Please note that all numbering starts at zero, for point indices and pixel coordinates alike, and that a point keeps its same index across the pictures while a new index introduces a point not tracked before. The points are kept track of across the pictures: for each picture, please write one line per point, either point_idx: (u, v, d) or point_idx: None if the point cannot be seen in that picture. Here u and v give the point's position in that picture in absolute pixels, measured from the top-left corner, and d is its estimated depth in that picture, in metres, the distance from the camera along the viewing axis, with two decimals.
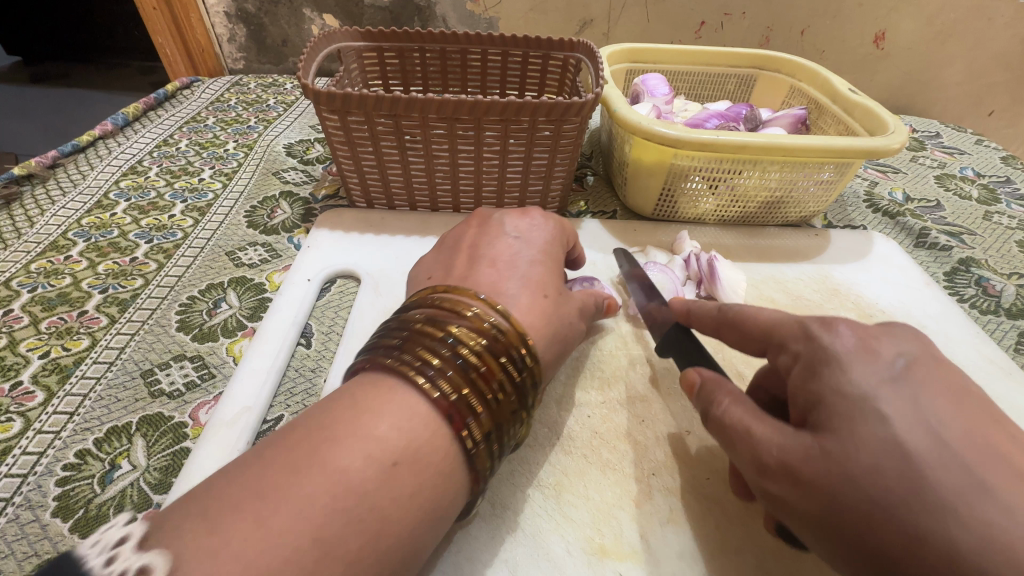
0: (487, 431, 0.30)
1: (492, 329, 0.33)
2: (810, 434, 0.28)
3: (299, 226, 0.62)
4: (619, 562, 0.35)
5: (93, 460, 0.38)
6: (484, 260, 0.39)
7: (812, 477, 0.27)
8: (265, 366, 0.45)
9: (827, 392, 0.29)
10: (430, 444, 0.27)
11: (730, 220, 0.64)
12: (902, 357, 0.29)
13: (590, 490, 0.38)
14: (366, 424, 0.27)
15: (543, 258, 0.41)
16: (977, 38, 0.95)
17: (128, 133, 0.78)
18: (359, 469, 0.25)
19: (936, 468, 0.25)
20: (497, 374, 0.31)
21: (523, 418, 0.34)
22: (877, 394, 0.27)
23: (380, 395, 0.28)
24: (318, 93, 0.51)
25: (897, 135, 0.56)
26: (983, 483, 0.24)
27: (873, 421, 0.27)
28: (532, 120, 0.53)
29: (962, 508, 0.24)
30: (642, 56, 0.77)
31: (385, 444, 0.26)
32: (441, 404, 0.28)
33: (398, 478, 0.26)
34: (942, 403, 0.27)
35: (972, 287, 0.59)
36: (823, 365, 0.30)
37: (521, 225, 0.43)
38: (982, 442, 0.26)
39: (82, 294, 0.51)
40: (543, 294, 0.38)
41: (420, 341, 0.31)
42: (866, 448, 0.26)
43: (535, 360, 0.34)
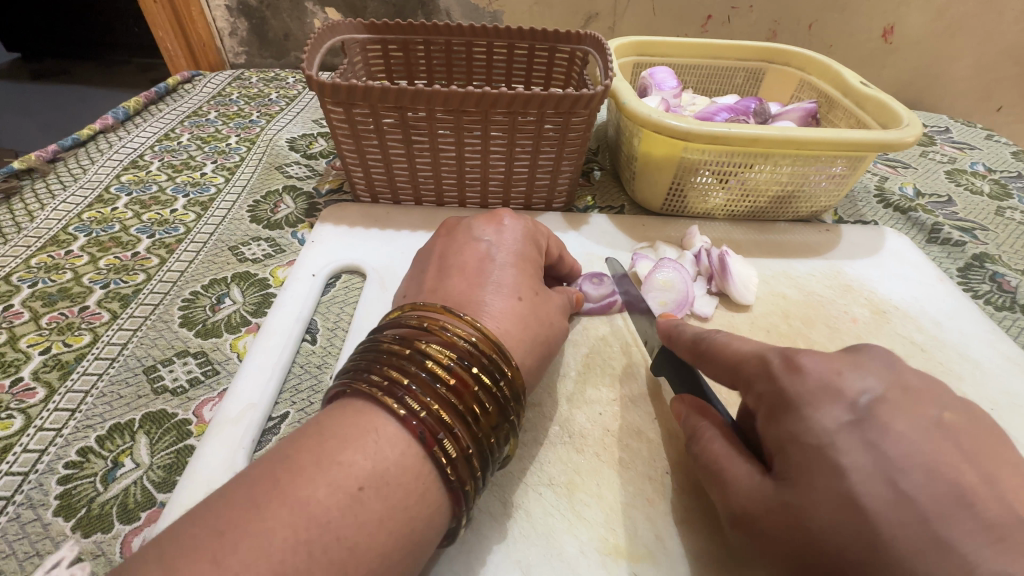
0: (464, 446, 0.29)
1: (464, 343, 0.32)
2: (774, 484, 0.29)
3: (302, 221, 0.61)
4: (634, 563, 0.34)
5: (95, 458, 0.37)
6: (454, 267, 0.39)
7: (774, 528, 0.28)
8: (271, 362, 0.44)
9: (788, 439, 0.29)
10: (399, 466, 0.27)
11: (740, 215, 0.63)
12: (866, 396, 0.29)
13: (603, 489, 0.37)
14: (332, 451, 0.26)
15: (519, 261, 0.40)
16: (988, 32, 0.94)
17: (128, 127, 0.77)
18: (321, 498, 0.24)
19: (894, 526, 0.25)
20: (471, 387, 0.30)
21: (509, 431, 0.32)
22: (835, 442, 0.28)
23: (349, 420, 0.28)
24: (323, 85, 0.50)
25: (912, 128, 0.55)
26: (943, 539, 0.24)
27: (830, 473, 0.27)
28: (540, 113, 0.52)
29: (919, 568, 0.24)
30: (650, 49, 0.76)
31: (350, 469, 0.26)
32: (409, 424, 0.28)
33: (363, 503, 0.25)
34: (904, 446, 0.27)
35: (986, 283, 0.58)
36: (785, 409, 0.30)
37: (489, 230, 0.42)
38: (950, 491, 0.25)
39: (83, 289, 0.51)
40: (518, 298, 0.37)
41: (388, 361, 0.30)
42: (824, 503, 0.27)
43: (513, 368, 0.33)
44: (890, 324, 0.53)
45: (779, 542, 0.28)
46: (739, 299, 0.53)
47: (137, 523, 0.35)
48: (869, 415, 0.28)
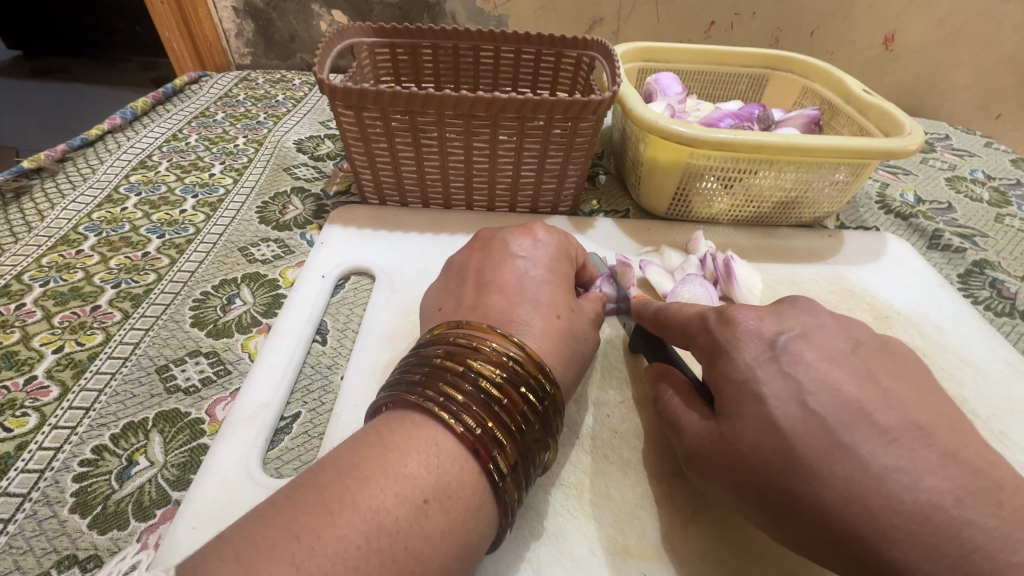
0: (513, 462, 0.30)
1: (511, 362, 0.32)
2: (715, 421, 0.33)
3: (311, 222, 0.62)
4: (643, 563, 0.35)
5: (110, 456, 0.38)
6: (491, 285, 0.39)
7: (716, 458, 0.32)
8: (283, 364, 0.44)
9: (720, 379, 0.33)
10: (458, 480, 0.27)
11: (743, 220, 0.64)
12: (784, 334, 0.33)
13: (612, 489, 0.38)
14: (395, 462, 0.27)
15: (552, 277, 0.41)
16: (987, 41, 0.95)
17: (136, 127, 0.78)
18: (390, 508, 0.25)
19: (806, 438, 0.29)
20: (519, 405, 0.31)
21: (551, 446, 0.33)
22: (757, 376, 0.32)
23: (406, 432, 0.28)
24: (335, 89, 0.51)
25: (914, 136, 0.56)
26: (845, 443, 0.28)
27: (752, 401, 0.31)
28: (549, 118, 0.53)
29: (827, 470, 0.28)
30: (655, 55, 0.77)
31: (415, 482, 0.26)
32: (465, 439, 0.28)
33: (429, 515, 0.26)
34: (816, 372, 0.31)
35: (986, 289, 0.59)
36: (720, 357, 0.34)
37: (524, 245, 0.43)
38: (850, 406, 0.29)
39: (95, 289, 0.51)
40: (556, 315, 0.38)
41: (442, 376, 0.31)
42: (750, 428, 0.31)
43: (555, 386, 0.34)
44: (892, 329, 0.53)
45: (720, 468, 0.32)
46: (744, 302, 0.53)
47: (151, 520, 0.35)
48: (784, 350, 0.32)
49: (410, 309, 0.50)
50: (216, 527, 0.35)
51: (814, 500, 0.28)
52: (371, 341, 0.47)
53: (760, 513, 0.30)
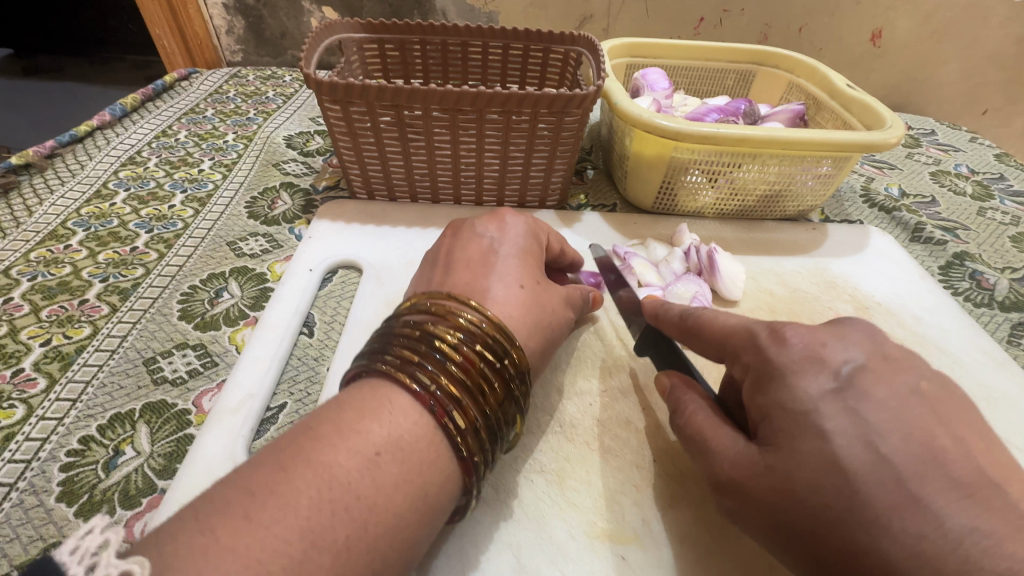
0: (472, 419, 0.30)
1: (467, 324, 0.33)
2: (760, 451, 0.31)
3: (299, 217, 0.62)
4: (621, 546, 0.35)
5: (97, 446, 0.38)
6: (460, 262, 0.40)
7: (760, 492, 0.30)
8: (269, 353, 0.45)
9: (771, 406, 0.31)
10: (413, 436, 0.28)
11: (728, 213, 0.65)
12: (848, 364, 0.31)
13: (592, 475, 0.39)
14: (350, 421, 0.28)
15: (520, 254, 0.41)
16: (972, 38, 0.96)
17: (126, 123, 0.78)
18: (342, 462, 0.26)
19: (872, 486, 0.27)
20: (477, 364, 0.32)
21: (517, 406, 0.34)
22: (819, 409, 0.29)
23: (367, 395, 0.29)
24: (320, 83, 0.51)
25: (894, 130, 0.56)
26: (916, 496, 0.26)
27: (812, 437, 0.29)
28: (534, 113, 0.53)
29: (896, 525, 0.26)
30: (643, 51, 0.78)
31: (369, 437, 0.27)
32: (421, 397, 0.29)
33: (381, 466, 0.27)
34: (885, 413, 0.29)
35: (966, 280, 0.60)
36: (773, 382, 0.32)
37: (490, 227, 0.43)
38: (924, 452, 0.27)
39: (83, 283, 0.51)
40: (521, 286, 0.39)
41: (401, 342, 0.32)
42: (807, 466, 0.29)
43: (517, 348, 0.34)
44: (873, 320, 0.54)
45: (768, 505, 0.30)
46: (727, 294, 0.54)
47: (138, 508, 0.36)
48: (851, 382, 0.30)
49: (396, 302, 0.51)
50: None
51: (879, 555, 0.26)
52: (357, 332, 0.48)
53: (807, 558, 0.29)
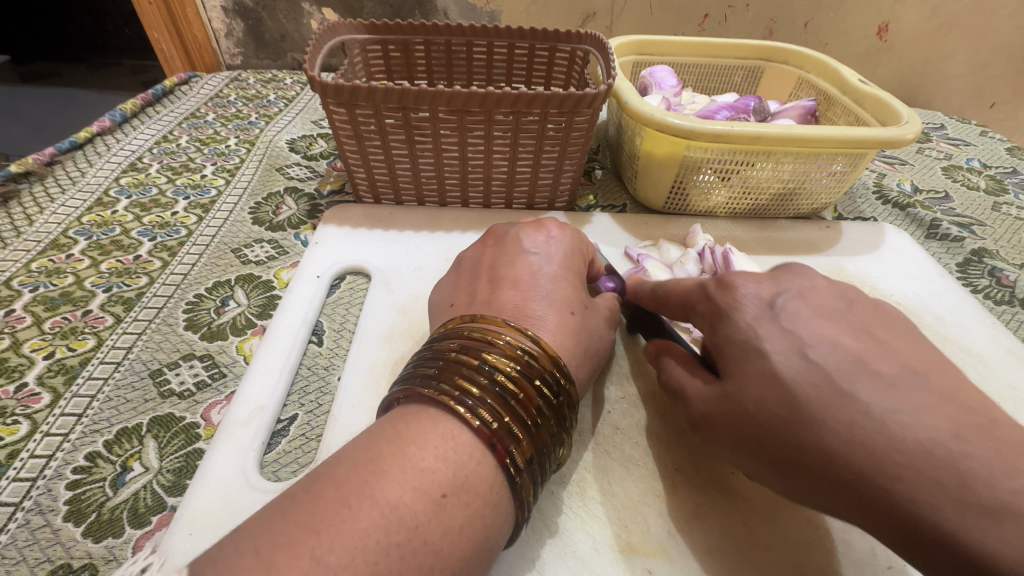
0: (529, 457, 0.30)
1: (524, 355, 0.32)
2: (719, 383, 0.34)
3: (305, 222, 0.61)
4: (647, 559, 0.34)
5: (103, 463, 0.37)
6: (506, 280, 0.39)
7: (719, 416, 0.33)
8: (277, 364, 0.43)
9: (723, 342, 0.35)
10: (476, 475, 0.27)
11: (741, 213, 0.64)
12: (780, 297, 0.34)
13: (615, 486, 0.38)
14: (412, 457, 0.27)
15: (567, 270, 0.41)
16: (981, 30, 0.95)
17: (126, 129, 0.77)
18: (409, 502, 0.25)
19: (808, 389, 0.30)
20: (534, 399, 0.31)
21: (565, 440, 0.33)
22: (758, 334, 0.33)
23: (423, 426, 0.28)
24: (326, 86, 0.50)
25: (911, 125, 0.55)
26: (846, 392, 0.29)
27: (756, 359, 0.32)
28: (543, 113, 0.52)
29: (830, 418, 0.29)
30: (649, 48, 0.77)
31: (434, 476, 0.26)
32: (482, 433, 0.28)
33: (447, 510, 0.26)
34: (814, 330, 0.32)
35: (985, 277, 0.59)
36: (725, 320, 0.35)
37: (538, 241, 0.42)
38: (849, 358, 0.31)
39: (86, 293, 0.50)
40: (570, 311, 0.38)
41: (457, 370, 0.31)
42: (755, 385, 0.32)
43: (570, 381, 0.34)
44: None
45: (727, 427, 0.33)
46: None
47: (147, 527, 0.34)
48: (782, 311, 0.34)
49: (406, 308, 0.50)
50: (210, 534, 0.34)
51: (820, 449, 0.29)
52: (367, 341, 0.46)
53: (765, 470, 0.31)
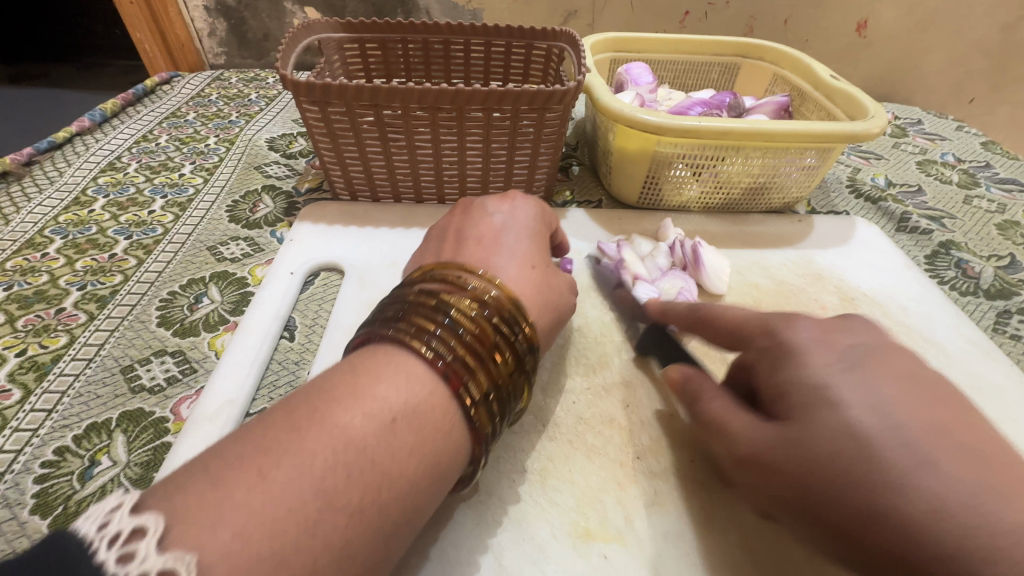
0: (484, 390, 0.31)
1: (484, 299, 0.34)
2: (776, 426, 0.31)
3: (281, 220, 0.61)
4: (605, 544, 0.35)
5: (72, 457, 0.38)
6: (470, 238, 0.41)
7: (775, 463, 0.30)
8: (247, 359, 0.44)
9: (788, 384, 0.32)
10: (429, 403, 0.29)
11: (714, 207, 0.65)
12: (858, 347, 0.32)
13: (576, 474, 0.38)
14: (365, 385, 0.28)
15: (530, 233, 0.42)
16: (958, 26, 0.96)
17: (106, 129, 0.77)
18: (359, 425, 0.26)
19: (887, 449, 0.27)
20: (492, 338, 0.33)
21: (525, 381, 0.35)
22: (832, 383, 0.30)
23: (380, 360, 0.30)
24: (297, 84, 0.50)
25: (877, 120, 0.56)
26: (931, 459, 0.27)
27: (828, 408, 0.29)
28: (514, 109, 0.53)
29: (912, 486, 0.26)
30: (626, 46, 0.78)
31: (385, 402, 0.27)
32: (436, 365, 0.30)
33: (397, 433, 0.27)
34: (895, 387, 0.29)
35: (952, 269, 0.60)
36: (791, 360, 0.32)
37: (502, 205, 0.45)
38: (935, 423, 0.28)
39: (60, 291, 0.51)
40: (531, 265, 0.40)
41: (417, 311, 0.32)
42: (824, 435, 0.29)
43: (530, 325, 0.35)
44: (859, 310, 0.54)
45: (785, 476, 0.30)
46: (712, 288, 0.54)
47: None
48: (857, 361, 0.31)
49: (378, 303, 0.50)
50: None
51: (897, 519, 0.26)
52: (338, 335, 0.47)
53: (824, 531, 0.29)
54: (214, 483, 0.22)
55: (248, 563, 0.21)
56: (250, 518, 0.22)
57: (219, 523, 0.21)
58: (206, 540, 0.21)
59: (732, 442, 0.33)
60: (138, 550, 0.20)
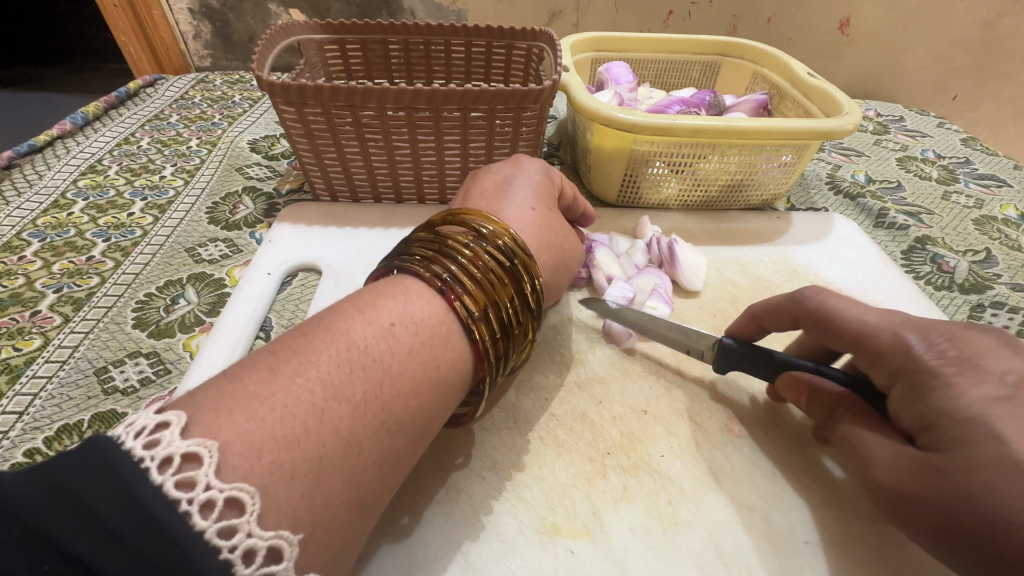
0: (481, 305, 0.33)
1: (476, 229, 0.36)
2: (922, 455, 0.30)
3: (261, 221, 0.61)
4: (572, 539, 0.35)
5: (41, 459, 0.38)
6: (472, 191, 0.44)
7: (921, 495, 0.29)
8: (222, 359, 0.44)
9: (931, 413, 0.30)
10: (426, 314, 0.32)
11: (693, 205, 0.65)
12: (1011, 374, 0.29)
13: (545, 470, 0.38)
14: (370, 299, 0.32)
15: (535, 187, 0.44)
16: (938, 24, 0.97)
17: (87, 132, 0.77)
18: (360, 330, 0.30)
19: None
20: (485, 262, 0.34)
21: (530, 300, 0.36)
22: (990, 416, 0.28)
23: (385, 282, 0.34)
24: (273, 86, 0.50)
25: (851, 117, 0.57)
26: None
27: (985, 443, 0.27)
28: (491, 109, 0.53)
29: None
30: (607, 45, 0.78)
31: (387, 312, 0.31)
32: (433, 284, 0.33)
33: (396, 336, 0.30)
34: None
35: (928, 264, 0.61)
36: (932, 389, 0.30)
37: (506, 160, 0.47)
38: None
39: (36, 294, 0.51)
40: (531, 209, 0.42)
41: (418, 243, 0.36)
42: (976, 470, 0.27)
43: (525, 251, 0.36)
44: None
45: (931, 508, 0.29)
46: (687, 285, 0.54)
47: None
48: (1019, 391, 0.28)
49: None
50: None
51: None
52: None
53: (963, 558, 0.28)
54: (227, 385, 0.25)
55: (260, 440, 0.24)
56: (262, 408, 0.24)
57: (235, 411, 0.24)
58: (222, 427, 0.23)
59: (871, 465, 0.32)
60: (164, 437, 0.22)
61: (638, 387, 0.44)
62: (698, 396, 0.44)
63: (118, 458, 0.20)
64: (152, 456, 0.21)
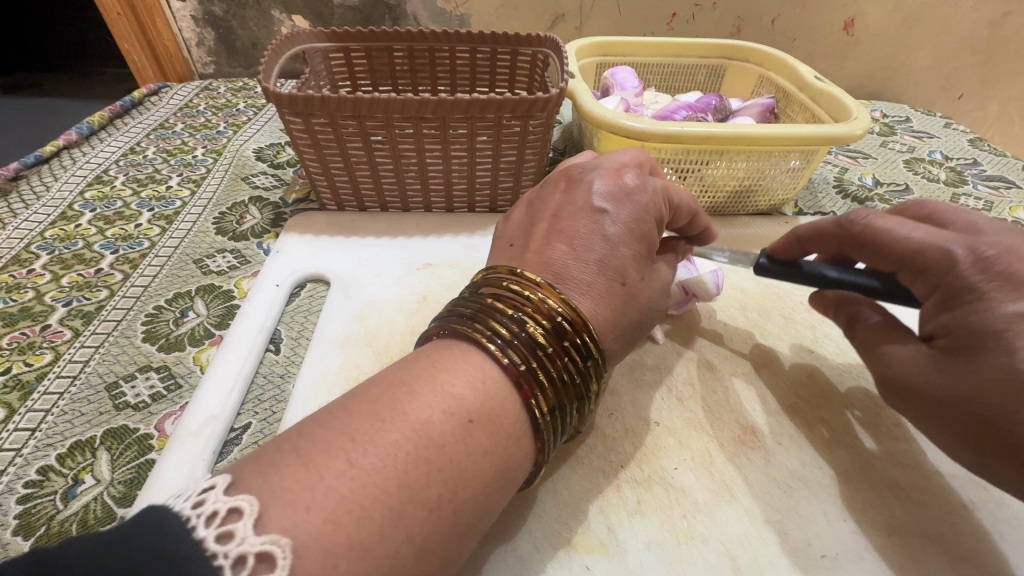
0: (551, 405, 0.31)
1: (554, 318, 0.32)
2: (933, 354, 0.34)
3: (268, 231, 0.61)
4: (587, 555, 0.35)
5: (55, 476, 0.38)
6: (564, 231, 0.36)
7: (923, 390, 0.33)
8: (231, 373, 0.44)
9: (955, 322, 0.32)
10: (501, 406, 0.29)
11: (701, 211, 0.65)
12: None
13: (559, 485, 0.38)
14: (444, 381, 0.28)
15: (631, 243, 0.36)
16: (944, 23, 0.97)
17: (94, 142, 0.77)
18: (439, 421, 0.27)
19: None
20: (562, 357, 0.32)
21: (590, 400, 0.34)
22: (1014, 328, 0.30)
23: (454, 355, 0.30)
24: (280, 97, 0.50)
25: (860, 121, 0.56)
26: None
27: (999, 351, 0.30)
28: (498, 117, 0.53)
29: None
30: (612, 50, 0.78)
31: (462, 401, 0.28)
32: (509, 371, 0.30)
33: (473, 434, 0.27)
34: None
35: None
36: (964, 302, 0.32)
37: (612, 191, 0.38)
38: None
39: (45, 308, 0.51)
40: (620, 281, 0.35)
41: (491, 315, 0.32)
42: (983, 375, 0.30)
43: (600, 352, 0.33)
44: None
45: (931, 400, 0.33)
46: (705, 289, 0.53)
47: None
48: None
49: (363, 315, 0.50)
50: None
51: None
52: (322, 348, 0.47)
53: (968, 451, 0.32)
54: (241, 472, 0.23)
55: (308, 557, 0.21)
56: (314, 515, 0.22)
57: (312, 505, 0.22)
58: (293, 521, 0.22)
59: (884, 362, 0.37)
60: (237, 531, 0.21)
61: (649, 398, 0.44)
62: (710, 407, 0.44)
63: (191, 554, 0.20)
64: (226, 552, 0.20)
